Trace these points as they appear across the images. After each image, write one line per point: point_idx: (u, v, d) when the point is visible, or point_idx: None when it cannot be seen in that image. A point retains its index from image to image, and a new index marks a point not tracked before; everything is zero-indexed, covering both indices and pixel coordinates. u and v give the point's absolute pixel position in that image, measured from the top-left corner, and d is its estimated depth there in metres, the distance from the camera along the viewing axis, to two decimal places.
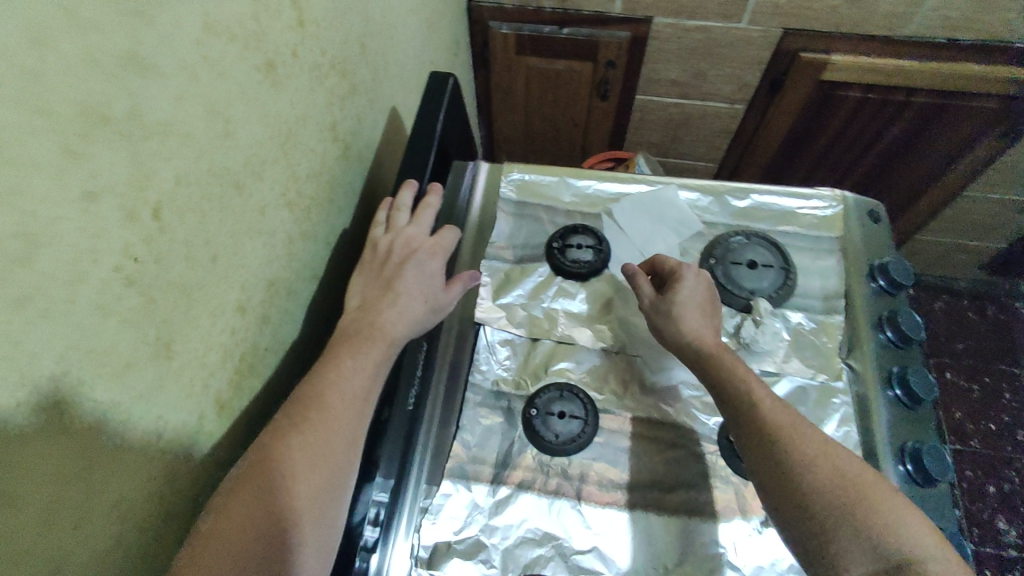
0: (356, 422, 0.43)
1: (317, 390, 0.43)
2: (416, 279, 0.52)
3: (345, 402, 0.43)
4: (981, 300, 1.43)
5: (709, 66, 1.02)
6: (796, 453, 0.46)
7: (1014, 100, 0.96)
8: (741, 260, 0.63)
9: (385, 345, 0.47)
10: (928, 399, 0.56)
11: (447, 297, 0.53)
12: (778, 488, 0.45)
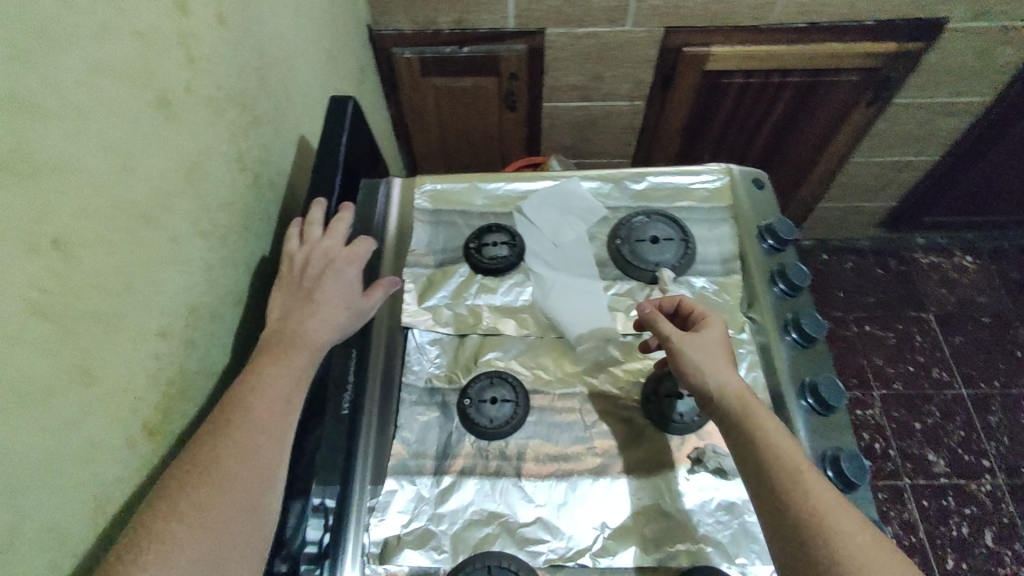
0: (284, 421, 0.46)
1: (244, 395, 0.46)
2: (335, 287, 0.55)
3: (272, 404, 0.46)
4: (884, 256, 1.56)
5: (604, 69, 1.09)
6: (803, 480, 0.46)
7: (873, 71, 1.07)
8: (644, 237, 0.68)
9: (309, 351, 0.50)
10: (819, 336, 0.62)
11: (367, 302, 0.56)
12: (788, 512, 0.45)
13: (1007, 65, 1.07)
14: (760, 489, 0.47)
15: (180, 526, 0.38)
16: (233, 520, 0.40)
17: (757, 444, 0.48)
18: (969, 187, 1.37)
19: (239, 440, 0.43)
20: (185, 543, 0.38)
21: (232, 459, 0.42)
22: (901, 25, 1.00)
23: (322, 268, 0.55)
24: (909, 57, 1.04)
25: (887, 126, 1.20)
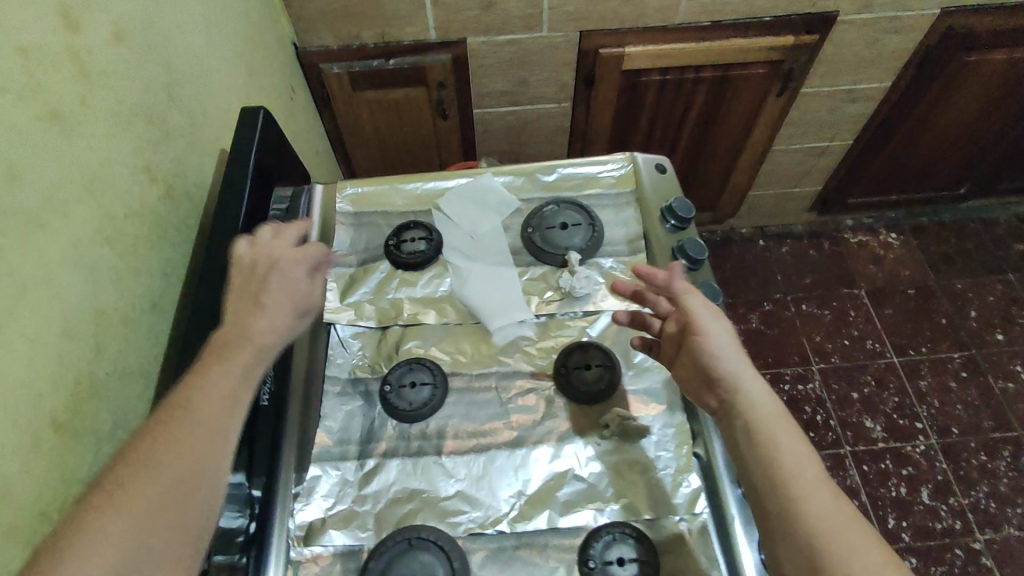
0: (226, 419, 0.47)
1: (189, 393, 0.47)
2: (281, 288, 0.56)
3: (216, 402, 0.47)
4: (817, 238, 1.64)
5: (528, 73, 1.13)
6: (806, 488, 0.46)
7: (778, 63, 1.13)
8: (554, 225, 0.72)
9: (254, 351, 0.52)
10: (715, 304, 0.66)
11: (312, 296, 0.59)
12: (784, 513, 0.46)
13: (899, 51, 1.15)
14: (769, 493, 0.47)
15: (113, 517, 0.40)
16: (172, 527, 0.42)
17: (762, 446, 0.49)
18: (885, 168, 1.45)
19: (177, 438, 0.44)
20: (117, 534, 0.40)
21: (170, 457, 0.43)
22: (797, 19, 1.07)
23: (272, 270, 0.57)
24: (809, 48, 1.11)
25: (801, 114, 1.28)
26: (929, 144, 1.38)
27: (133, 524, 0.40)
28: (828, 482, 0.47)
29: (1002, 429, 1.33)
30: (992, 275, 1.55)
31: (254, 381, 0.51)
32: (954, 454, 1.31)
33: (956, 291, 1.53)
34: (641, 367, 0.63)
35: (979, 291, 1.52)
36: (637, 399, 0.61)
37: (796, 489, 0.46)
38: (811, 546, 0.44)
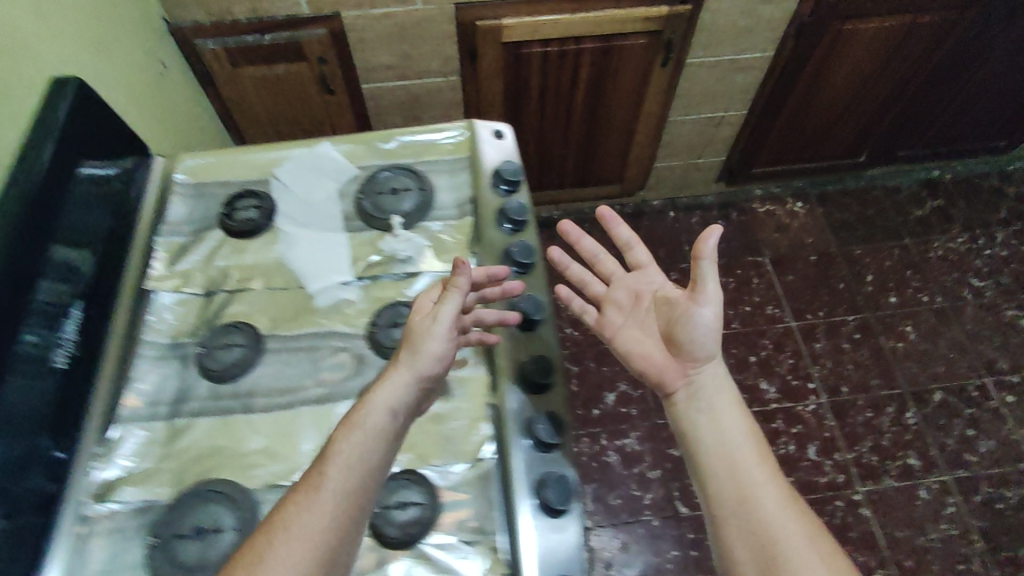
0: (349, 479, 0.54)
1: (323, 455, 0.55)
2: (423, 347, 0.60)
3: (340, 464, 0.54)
4: (726, 209, 1.68)
5: (410, 47, 1.14)
6: (752, 471, 0.67)
7: (658, 34, 1.16)
8: (385, 191, 0.74)
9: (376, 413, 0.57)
10: (529, 261, 0.69)
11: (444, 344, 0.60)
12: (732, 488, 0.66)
13: (777, 21, 1.18)
14: (727, 472, 0.67)
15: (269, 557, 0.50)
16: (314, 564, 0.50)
17: (723, 439, 0.70)
18: (783, 138, 1.49)
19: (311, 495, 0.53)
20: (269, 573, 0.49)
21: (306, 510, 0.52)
22: None
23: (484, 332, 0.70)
24: (685, 18, 1.13)
25: (690, 85, 1.30)
26: (820, 113, 1.42)
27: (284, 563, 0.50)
28: (770, 470, 0.67)
29: (888, 387, 1.40)
30: (888, 240, 1.61)
31: (377, 438, 0.56)
32: (842, 412, 1.37)
33: (855, 256, 1.59)
34: None
35: (876, 256, 1.59)
36: None
37: (743, 468, 0.67)
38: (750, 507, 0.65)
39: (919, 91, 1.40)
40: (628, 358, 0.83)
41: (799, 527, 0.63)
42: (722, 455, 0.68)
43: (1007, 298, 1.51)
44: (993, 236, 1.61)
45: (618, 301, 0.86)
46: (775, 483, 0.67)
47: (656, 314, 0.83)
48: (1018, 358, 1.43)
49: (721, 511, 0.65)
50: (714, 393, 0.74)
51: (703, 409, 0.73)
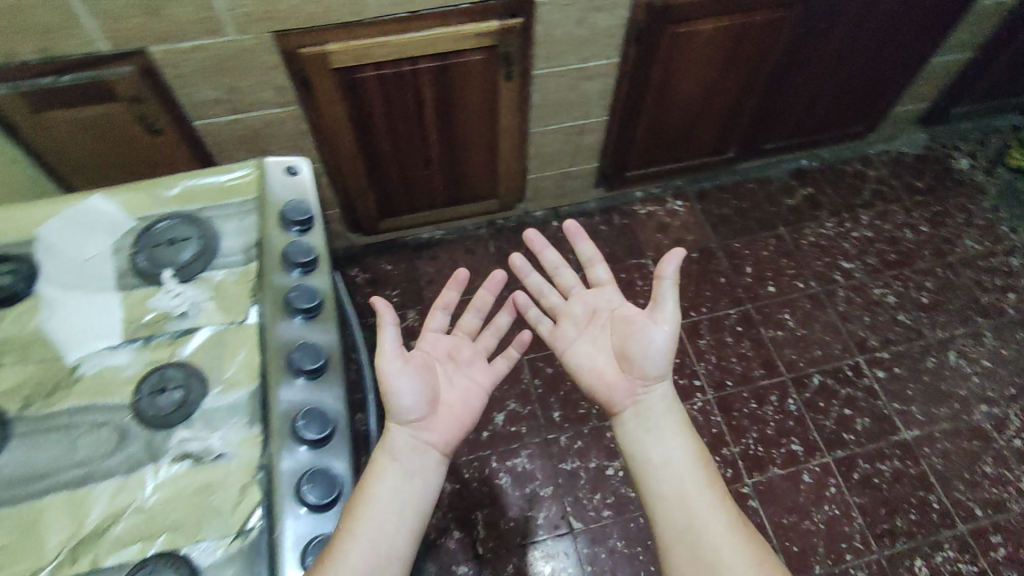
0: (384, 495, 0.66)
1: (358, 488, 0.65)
2: (398, 387, 0.74)
3: (373, 489, 0.66)
4: (609, 213, 1.69)
5: (236, 79, 1.10)
6: (699, 495, 0.79)
7: (493, 49, 1.15)
8: (162, 243, 0.68)
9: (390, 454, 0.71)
10: (316, 304, 0.67)
11: (412, 387, 0.75)
12: (681, 509, 0.78)
13: (609, 29, 1.20)
14: (676, 495, 0.79)
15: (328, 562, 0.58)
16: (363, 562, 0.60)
17: (673, 466, 0.81)
18: (650, 141, 1.52)
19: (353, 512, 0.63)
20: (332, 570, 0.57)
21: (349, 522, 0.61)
22: (495, 4, 1.08)
23: (464, 348, 0.86)
24: (517, 32, 1.13)
25: (542, 95, 1.30)
26: (680, 115, 1.45)
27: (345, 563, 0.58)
28: (713, 493, 0.79)
29: (770, 375, 1.43)
30: (764, 231, 1.66)
31: (396, 468, 0.69)
32: (727, 405, 1.38)
33: (733, 249, 1.62)
34: (228, 382, 0.61)
35: (753, 248, 1.63)
36: (216, 415, 0.59)
37: (686, 493, 0.79)
38: (694, 526, 0.76)
39: (768, 86, 1.45)
40: (577, 367, 0.95)
41: (736, 542, 0.75)
42: (672, 480, 0.80)
43: (874, 278, 1.58)
44: (859, 219, 1.68)
45: (574, 315, 1.01)
46: (716, 504, 0.78)
47: (611, 329, 0.95)
48: (887, 335, 1.49)
49: (670, 535, 0.77)
50: (666, 418, 0.86)
51: (656, 434, 0.85)
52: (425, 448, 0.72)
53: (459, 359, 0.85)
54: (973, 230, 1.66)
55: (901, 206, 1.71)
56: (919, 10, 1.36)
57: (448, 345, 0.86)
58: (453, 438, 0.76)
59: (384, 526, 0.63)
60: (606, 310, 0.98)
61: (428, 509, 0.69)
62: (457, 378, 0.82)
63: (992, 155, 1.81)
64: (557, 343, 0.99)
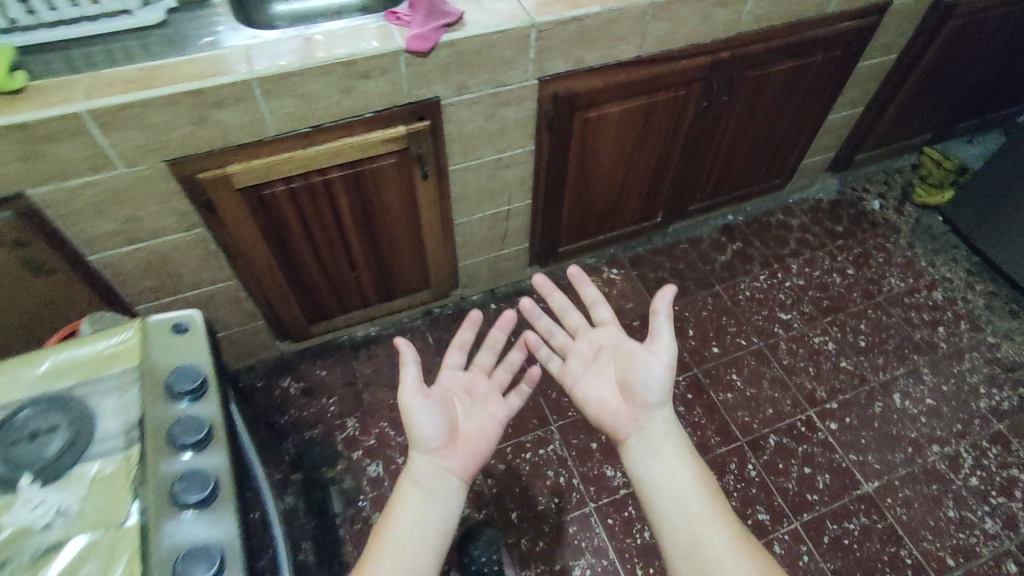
0: (409, 506, 0.84)
1: (389, 506, 0.85)
2: (417, 417, 0.89)
3: (398, 503, 0.85)
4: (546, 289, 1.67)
5: (133, 210, 1.03)
6: (700, 507, 0.81)
7: (405, 151, 1.13)
8: (22, 436, 0.59)
9: (411, 476, 0.88)
10: (208, 489, 0.60)
11: (430, 417, 0.90)
12: (683, 522, 0.80)
13: (520, 120, 1.20)
14: (677, 509, 0.81)
15: (371, 561, 0.78)
16: (398, 558, 0.78)
17: (674, 481, 0.83)
18: (579, 217, 1.52)
19: (386, 526, 0.82)
20: (375, 566, 0.78)
21: (383, 533, 0.81)
22: (400, 110, 1.07)
23: (477, 384, 1.02)
24: (427, 133, 1.12)
25: (462, 188, 1.29)
26: (603, 190, 1.47)
27: (382, 562, 0.78)
28: (714, 507, 0.81)
29: (727, 442, 1.40)
30: (701, 290, 1.67)
31: (416, 484, 0.86)
32: None
33: (674, 313, 1.62)
34: None
35: (693, 309, 1.63)
36: None
37: (687, 506, 0.81)
38: (696, 537, 0.78)
39: (683, 154, 1.48)
40: (584, 402, 0.98)
41: (739, 556, 0.76)
42: (673, 494, 0.82)
43: (812, 326, 1.60)
44: (789, 268, 1.72)
45: (580, 353, 1.04)
46: (719, 519, 0.80)
47: (615, 363, 0.99)
48: (833, 384, 1.49)
49: (678, 549, 0.78)
50: (665, 440, 0.89)
51: (656, 455, 0.87)
52: (446, 473, 0.88)
53: (473, 394, 1.01)
54: (894, 269, 1.72)
55: (826, 251, 1.76)
56: (807, 75, 1.44)
57: (464, 382, 1.02)
58: (470, 464, 0.91)
59: (412, 537, 0.81)
60: (610, 346, 1.01)
61: (451, 527, 0.85)
62: (472, 410, 0.98)
63: (899, 194, 1.91)
64: (567, 379, 1.02)
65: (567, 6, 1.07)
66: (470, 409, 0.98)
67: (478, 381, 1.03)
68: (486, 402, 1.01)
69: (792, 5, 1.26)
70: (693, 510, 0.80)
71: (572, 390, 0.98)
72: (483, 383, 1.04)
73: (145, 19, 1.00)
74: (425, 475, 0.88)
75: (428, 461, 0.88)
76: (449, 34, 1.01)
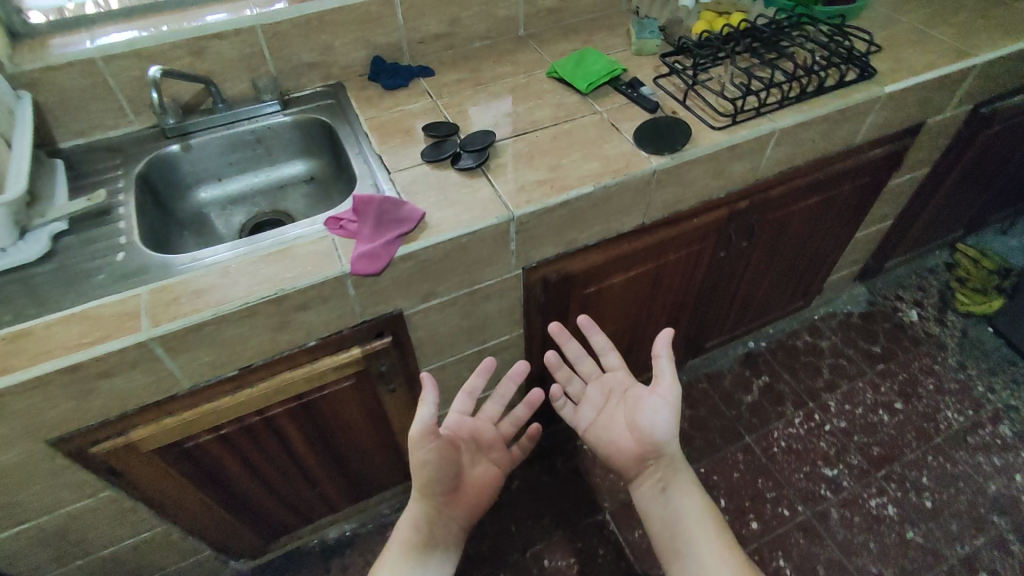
0: (405, 556, 0.85)
1: (388, 553, 0.86)
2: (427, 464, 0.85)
3: (396, 550, 0.86)
4: (549, 457, 1.44)
5: (13, 493, 0.79)
6: (707, 542, 0.77)
7: (364, 371, 0.91)
8: None
9: (414, 520, 0.88)
10: None
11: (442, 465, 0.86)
12: (690, 559, 0.76)
13: (503, 311, 0.99)
14: (681, 544, 0.77)
15: None
16: None
17: (680, 514, 0.79)
18: None
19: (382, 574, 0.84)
20: None
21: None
22: (352, 330, 0.86)
23: (484, 432, 0.99)
24: (388, 351, 0.90)
25: (439, 386, 1.06)
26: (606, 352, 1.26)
27: None
28: (722, 546, 0.76)
29: None
30: (729, 444, 1.43)
31: (416, 530, 0.87)
32: None
33: (700, 477, 1.38)
34: None
35: (722, 470, 1.39)
36: None
37: (693, 542, 0.77)
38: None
39: (699, 301, 1.28)
40: (596, 446, 0.88)
41: None
42: (677, 530, 0.78)
43: (865, 484, 1.36)
44: (827, 407, 1.49)
45: (592, 399, 0.92)
46: (729, 558, 0.75)
47: (625, 407, 0.88)
48: (902, 565, 1.24)
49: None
50: (673, 480, 0.82)
51: (667, 497, 0.81)
52: (447, 521, 0.89)
53: (479, 441, 0.99)
54: (947, 398, 1.50)
55: (865, 381, 1.54)
56: (835, 205, 1.24)
57: (470, 428, 0.98)
58: (472, 512, 0.93)
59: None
60: (621, 392, 0.90)
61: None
62: (477, 459, 0.96)
63: (938, 300, 1.70)
64: (579, 426, 0.92)
65: (553, 189, 0.87)
66: (474, 456, 0.97)
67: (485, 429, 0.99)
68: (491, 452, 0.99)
69: (818, 143, 1.06)
70: (700, 542, 0.77)
71: (586, 436, 0.88)
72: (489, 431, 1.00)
73: (29, 253, 0.79)
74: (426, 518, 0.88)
75: (431, 505, 0.88)
76: (406, 244, 0.80)
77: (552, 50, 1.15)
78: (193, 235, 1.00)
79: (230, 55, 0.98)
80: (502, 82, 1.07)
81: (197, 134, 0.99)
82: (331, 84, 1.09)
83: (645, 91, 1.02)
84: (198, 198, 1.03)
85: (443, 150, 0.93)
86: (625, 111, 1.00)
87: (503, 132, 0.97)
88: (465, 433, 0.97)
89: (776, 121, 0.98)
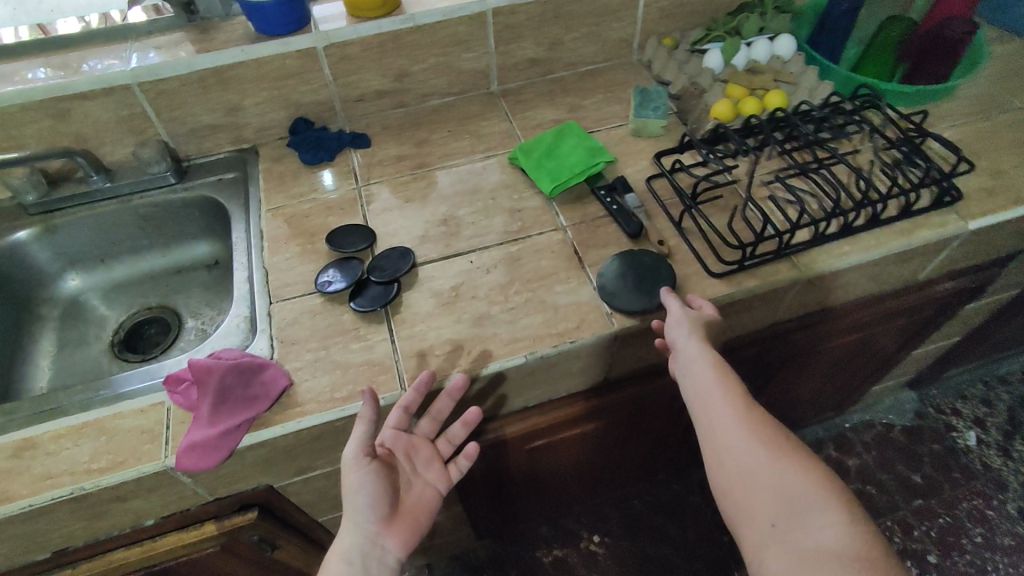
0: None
1: None
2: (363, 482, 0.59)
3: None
4: (503, 565, 1.27)
5: None
6: (724, 399, 0.58)
7: (230, 544, 0.74)
8: None
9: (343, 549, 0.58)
10: None
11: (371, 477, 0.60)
12: (707, 425, 0.59)
13: None
14: (698, 401, 0.60)
15: None
16: None
17: (694, 376, 0.60)
18: (537, 502, 1.12)
19: None
20: None
21: None
22: (204, 506, 0.69)
23: (420, 449, 0.66)
24: (257, 524, 0.73)
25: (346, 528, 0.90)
26: (569, 479, 1.06)
27: None
28: (745, 404, 0.58)
29: None
30: None
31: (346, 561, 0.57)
32: None
33: None
34: None
35: None
36: None
37: (710, 405, 0.59)
38: (719, 442, 0.57)
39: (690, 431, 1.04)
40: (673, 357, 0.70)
41: (773, 458, 0.55)
42: (694, 391, 0.60)
43: None
44: None
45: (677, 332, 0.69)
46: (753, 417, 0.57)
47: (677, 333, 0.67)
48: None
49: (705, 451, 0.59)
50: (694, 359, 0.61)
51: (687, 370, 0.61)
52: (382, 550, 0.59)
53: (413, 459, 0.66)
54: (996, 556, 1.22)
55: (897, 519, 1.27)
56: (886, 338, 0.96)
57: (406, 444, 0.65)
58: (413, 543, 0.62)
59: None
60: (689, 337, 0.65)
61: None
62: (413, 481, 0.65)
63: (1005, 422, 1.40)
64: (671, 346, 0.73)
65: (469, 356, 0.65)
66: (408, 477, 0.65)
67: (423, 447, 0.67)
68: (430, 476, 0.67)
69: (864, 284, 0.78)
70: (713, 400, 0.59)
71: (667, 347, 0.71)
72: (427, 451, 0.67)
73: None
74: (359, 557, 0.58)
75: (362, 537, 0.59)
76: (256, 430, 0.61)
77: (526, 119, 0.89)
78: (62, 328, 0.83)
79: (103, 117, 0.78)
80: (451, 166, 0.84)
81: (65, 207, 0.80)
82: (244, 148, 0.87)
83: (629, 202, 0.76)
84: (72, 283, 0.86)
85: (346, 277, 0.71)
86: (597, 230, 0.75)
87: (430, 251, 0.74)
88: (399, 451, 0.64)
89: (802, 269, 0.70)
